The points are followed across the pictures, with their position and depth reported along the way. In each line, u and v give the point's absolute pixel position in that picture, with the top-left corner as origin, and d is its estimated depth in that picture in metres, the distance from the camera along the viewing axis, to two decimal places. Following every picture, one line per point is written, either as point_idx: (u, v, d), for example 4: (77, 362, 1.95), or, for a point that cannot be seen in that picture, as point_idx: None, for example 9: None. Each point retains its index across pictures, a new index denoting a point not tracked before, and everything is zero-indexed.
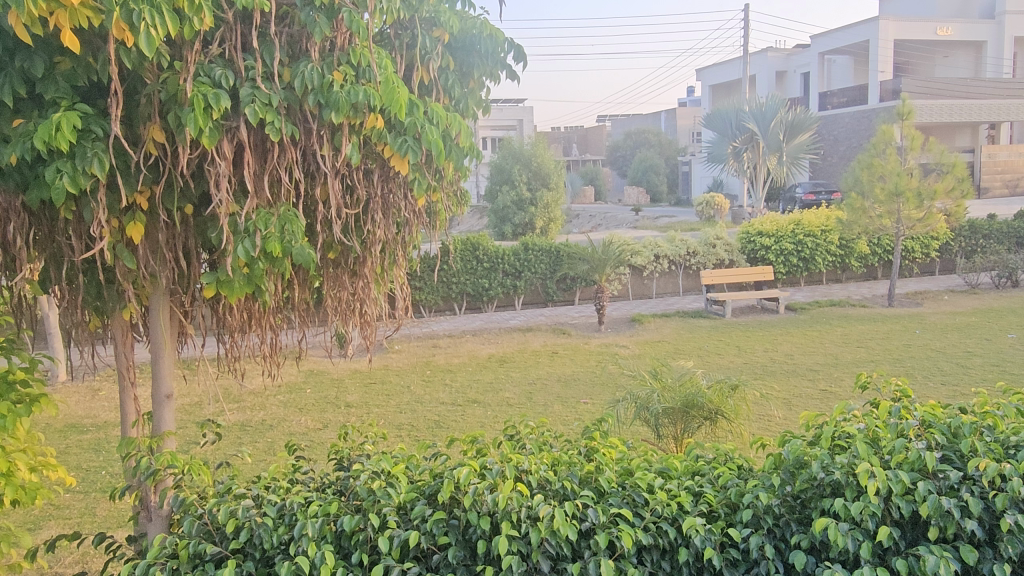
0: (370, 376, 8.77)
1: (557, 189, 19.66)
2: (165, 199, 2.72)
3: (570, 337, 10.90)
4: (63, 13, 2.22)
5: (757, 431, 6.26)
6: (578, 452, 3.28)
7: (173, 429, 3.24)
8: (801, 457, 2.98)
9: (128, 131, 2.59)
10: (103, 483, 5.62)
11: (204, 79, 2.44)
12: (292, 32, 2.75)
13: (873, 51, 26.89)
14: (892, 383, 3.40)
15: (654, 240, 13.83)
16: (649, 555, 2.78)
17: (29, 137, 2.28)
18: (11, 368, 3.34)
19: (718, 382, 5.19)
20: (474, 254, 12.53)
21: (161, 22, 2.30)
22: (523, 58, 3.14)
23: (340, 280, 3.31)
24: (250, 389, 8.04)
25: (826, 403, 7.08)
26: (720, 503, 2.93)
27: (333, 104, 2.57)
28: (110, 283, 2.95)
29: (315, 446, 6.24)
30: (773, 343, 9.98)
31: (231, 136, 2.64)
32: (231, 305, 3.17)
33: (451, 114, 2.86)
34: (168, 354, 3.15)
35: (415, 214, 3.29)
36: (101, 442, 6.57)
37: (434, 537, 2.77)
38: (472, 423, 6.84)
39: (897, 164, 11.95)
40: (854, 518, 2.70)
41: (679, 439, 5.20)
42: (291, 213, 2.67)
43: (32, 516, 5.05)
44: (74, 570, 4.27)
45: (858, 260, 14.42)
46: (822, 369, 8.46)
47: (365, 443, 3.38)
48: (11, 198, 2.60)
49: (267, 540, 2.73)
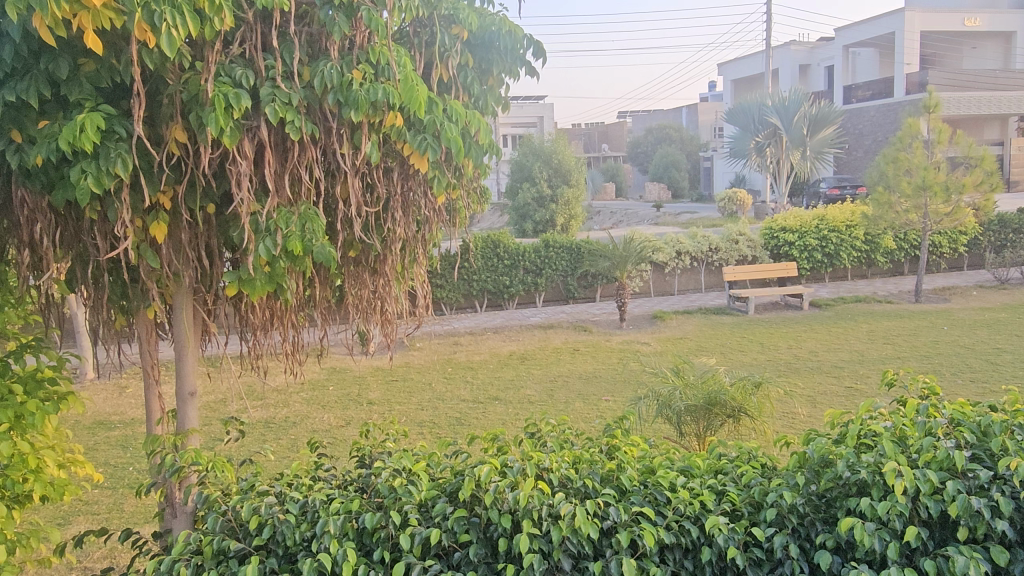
0: (391, 373, 8.81)
1: (578, 187, 19.56)
2: (186, 199, 2.75)
3: (591, 333, 10.89)
4: (86, 15, 2.24)
5: (781, 430, 6.21)
6: (599, 451, 3.27)
7: (197, 427, 3.26)
8: (826, 456, 2.95)
9: (151, 131, 2.62)
10: (130, 479, 5.71)
11: (225, 79, 2.46)
12: (311, 31, 2.75)
13: (899, 43, 26.48)
14: (919, 381, 3.33)
15: (676, 237, 13.72)
16: (671, 553, 2.76)
17: (53, 139, 2.31)
18: (39, 366, 3.38)
19: (741, 379, 5.17)
20: (495, 252, 12.52)
21: (182, 23, 2.32)
22: (542, 54, 3.12)
23: (361, 278, 3.30)
24: (273, 387, 8.11)
25: (852, 401, 6.98)
26: (743, 501, 2.90)
27: (353, 103, 2.55)
28: (136, 282, 3.01)
29: (338, 443, 6.30)
30: (796, 340, 9.88)
31: (253, 136, 2.66)
32: (254, 303, 3.19)
33: (470, 111, 2.85)
34: (191, 353, 3.19)
35: (435, 211, 3.31)
36: (128, 439, 6.68)
37: (455, 535, 2.76)
38: (493, 419, 6.86)
39: (924, 157, 11.78)
40: (881, 518, 2.65)
41: (701, 438, 5.14)
42: (312, 212, 2.67)
43: (60, 512, 5.14)
44: (104, 565, 4.36)
45: (884, 255, 14.24)
46: (847, 366, 8.38)
47: (387, 441, 3.37)
48: (37, 198, 2.63)
49: (290, 537, 2.74)
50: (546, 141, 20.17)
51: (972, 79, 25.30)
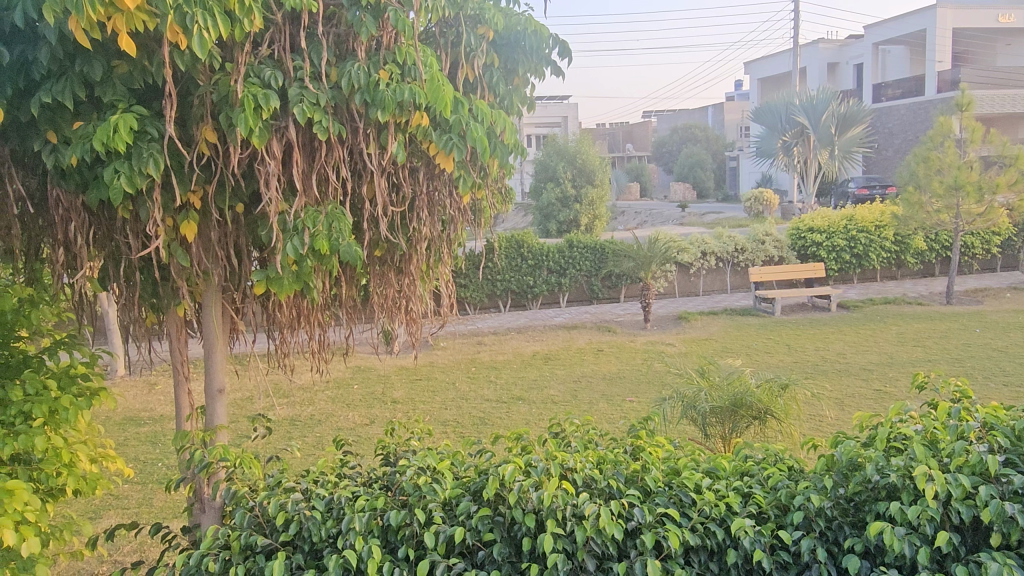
0: (415, 372, 8.86)
1: (602, 186, 19.47)
2: (217, 198, 2.79)
3: (615, 334, 10.84)
4: (120, 18, 2.27)
5: (808, 433, 6.13)
6: (624, 451, 3.27)
7: (225, 423, 3.31)
8: (855, 459, 2.91)
9: (182, 132, 2.66)
10: (159, 475, 5.79)
11: (255, 80, 2.49)
12: (339, 32, 2.78)
13: (931, 41, 26.01)
14: (950, 384, 3.27)
15: (701, 237, 13.62)
16: (696, 556, 2.74)
17: (88, 139, 2.35)
18: (72, 363, 3.44)
19: (767, 381, 5.10)
20: (519, 252, 12.54)
21: (213, 24, 2.35)
22: (568, 54, 3.12)
23: (387, 278, 3.33)
24: (299, 385, 8.20)
25: (882, 404, 6.86)
26: (770, 504, 2.88)
27: (379, 103, 2.58)
28: (166, 280, 3.05)
29: (362, 442, 6.36)
30: (824, 342, 9.75)
31: (280, 136, 2.69)
32: (281, 302, 3.23)
33: (495, 111, 2.86)
34: (221, 350, 3.23)
35: (460, 211, 3.32)
36: (157, 435, 6.79)
37: (479, 533, 2.77)
38: (517, 420, 6.85)
39: (956, 156, 11.54)
40: (911, 523, 2.61)
41: (726, 439, 5.11)
42: (339, 211, 2.68)
43: (93, 505, 5.24)
44: (133, 559, 4.43)
45: (914, 256, 14.04)
46: (876, 368, 8.25)
47: (411, 439, 3.39)
48: (72, 198, 2.70)
49: (316, 533, 2.76)
50: (571, 141, 20.12)
51: (1006, 77, 24.79)
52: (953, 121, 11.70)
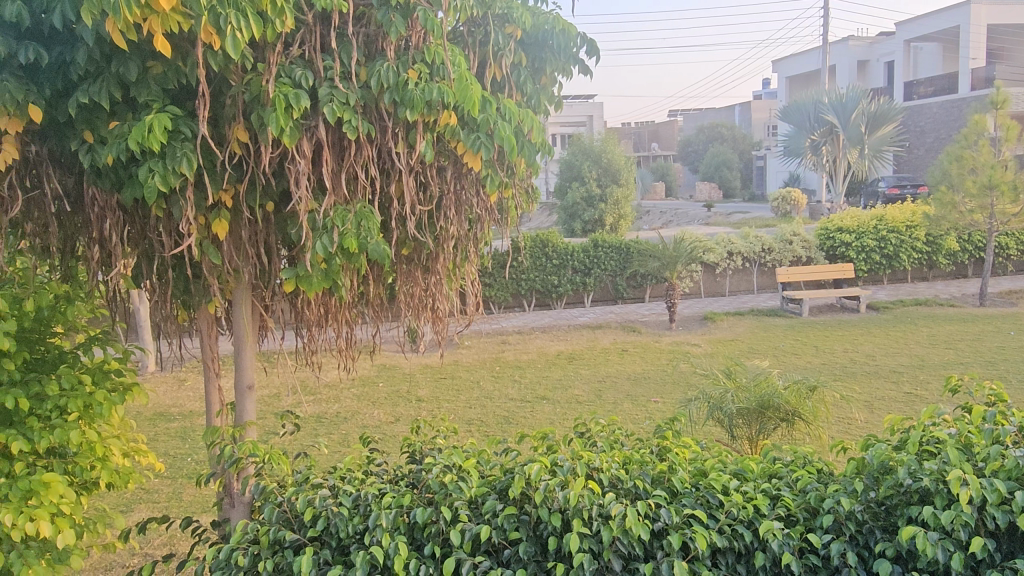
0: (440, 371, 8.90)
1: (627, 186, 19.37)
2: (248, 197, 2.82)
3: (640, 334, 10.78)
4: (156, 19, 2.31)
5: (837, 435, 6.06)
6: (650, 451, 3.26)
7: (254, 419, 3.35)
8: (886, 462, 2.87)
9: (214, 131, 2.70)
10: (188, 469, 5.88)
11: (286, 80, 2.52)
12: (368, 32, 2.79)
13: (964, 38, 25.53)
14: (984, 387, 3.22)
15: (728, 237, 13.50)
16: (723, 558, 2.72)
17: (122, 139, 2.39)
18: (106, 358, 3.51)
19: (796, 382, 5.04)
20: (543, 251, 12.54)
21: (246, 25, 2.38)
22: (596, 53, 3.11)
23: (413, 277, 3.35)
24: (326, 382, 8.28)
25: (913, 407, 6.75)
26: (799, 507, 2.84)
27: (408, 102, 2.59)
28: (197, 278, 3.10)
29: (387, 439, 6.40)
30: (853, 344, 9.61)
31: (311, 135, 2.71)
32: (310, 300, 3.26)
33: (523, 110, 2.86)
34: (250, 348, 3.27)
35: (487, 210, 3.33)
36: (187, 430, 6.89)
37: (505, 532, 2.78)
38: (541, 419, 6.85)
39: (991, 155, 11.32)
40: (944, 528, 2.57)
41: (753, 441, 5.07)
42: (368, 210, 2.70)
43: (124, 499, 5.34)
44: (163, 552, 4.50)
45: (946, 257, 13.80)
46: (907, 371, 8.12)
47: (437, 437, 3.40)
48: (107, 197, 2.75)
49: (343, 529, 2.79)
50: (596, 141, 20.04)
51: None
52: (987, 120, 11.47)
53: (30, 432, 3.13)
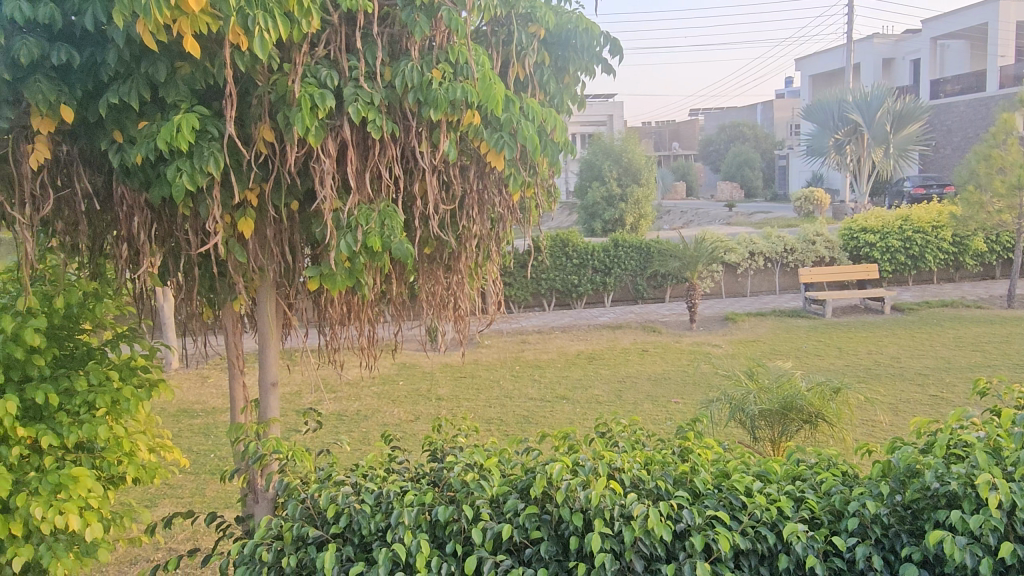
0: (460, 370, 8.93)
1: (648, 185, 19.26)
2: (273, 196, 2.85)
3: (660, 335, 10.73)
4: (185, 20, 2.33)
5: (862, 438, 5.99)
6: (672, 452, 3.24)
7: (278, 416, 3.38)
8: (913, 466, 2.83)
9: (240, 131, 2.73)
10: (212, 465, 5.95)
11: (311, 79, 2.54)
12: (392, 32, 2.81)
13: (993, 35, 25.11)
14: (1014, 391, 3.16)
15: (750, 237, 13.39)
16: (746, 560, 2.70)
17: (151, 138, 2.42)
18: (133, 355, 3.56)
19: (819, 384, 4.99)
20: (564, 251, 12.52)
21: (273, 25, 2.40)
22: (619, 52, 3.10)
23: (435, 276, 3.37)
24: (347, 380, 8.33)
25: (939, 410, 6.65)
26: (823, 509, 2.82)
27: (432, 102, 2.60)
28: (223, 275, 3.13)
29: (408, 437, 6.43)
30: (878, 345, 9.49)
31: (335, 135, 2.73)
32: (333, 298, 3.29)
33: (546, 109, 2.86)
34: (274, 345, 3.30)
35: (509, 210, 3.33)
36: (210, 427, 6.97)
37: (527, 531, 2.78)
38: (561, 419, 6.84)
39: (1020, 155, 11.11)
40: (973, 533, 2.53)
41: (776, 442, 5.03)
42: (391, 209, 2.71)
43: (149, 494, 5.41)
44: (187, 547, 4.56)
45: (974, 258, 13.58)
46: (933, 373, 8.00)
47: (458, 436, 3.41)
48: (135, 196, 2.79)
49: (366, 526, 2.80)
50: (617, 140, 19.96)
51: None
52: (1016, 118, 11.27)
53: (59, 427, 3.18)
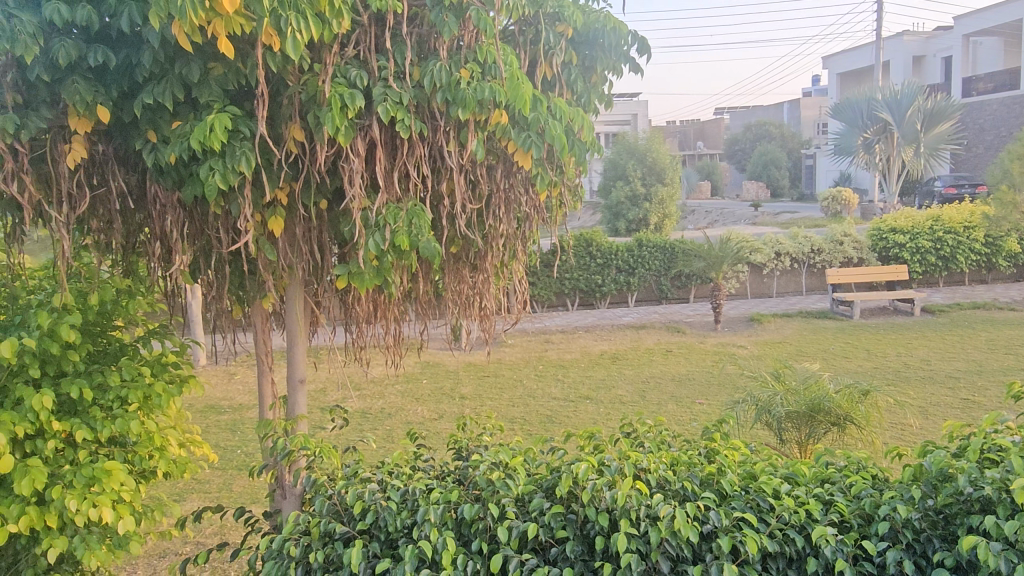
0: (483, 369, 8.95)
1: (673, 185, 19.15)
2: (302, 195, 2.88)
3: (685, 335, 10.66)
4: (219, 22, 2.37)
5: (890, 441, 5.90)
6: (698, 453, 3.22)
7: (305, 412, 3.41)
8: (945, 470, 2.78)
9: (271, 131, 2.76)
10: (239, 461, 6.03)
11: (341, 80, 2.56)
12: (421, 32, 2.83)
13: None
14: None
15: (776, 237, 13.25)
16: (774, 562, 2.68)
17: (185, 138, 2.46)
18: (164, 351, 3.61)
19: (848, 386, 4.92)
20: (587, 250, 12.49)
21: (305, 26, 2.43)
22: (647, 50, 3.08)
23: (461, 275, 3.38)
24: (371, 378, 8.40)
25: (970, 414, 6.54)
26: (853, 513, 2.78)
27: (460, 102, 2.61)
28: (253, 273, 3.18)
29: (431, 436, 6.47)
30: (907, 348, 9.35)
31: (364, 134, 2.76)
32: (360, 296, 3.31)
33: (574, 109, 2.85)
34: (302, 343, 3.34)
35: (536, 209, 3.33)
36: (237, 423, 7.07)
37: (552, 530, 2.78)
38: (585, 418, 6.83)
39: None
40: (1007, 538, 2.48)
41: (803, 445, 4.98)
42: (419, 208, 2.73)
43: (178, 488, 5.50)
44: (216, 541, 4.62)
45: (1007, 259, 13.32)
46: (964, 376, 7.86)
47: (483, 435, 3.42)
48: (168, 194, 2.84)
49: (392, 523, 2.82)
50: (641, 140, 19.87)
51: None
52: None
53: (93, 421, 3.25)
